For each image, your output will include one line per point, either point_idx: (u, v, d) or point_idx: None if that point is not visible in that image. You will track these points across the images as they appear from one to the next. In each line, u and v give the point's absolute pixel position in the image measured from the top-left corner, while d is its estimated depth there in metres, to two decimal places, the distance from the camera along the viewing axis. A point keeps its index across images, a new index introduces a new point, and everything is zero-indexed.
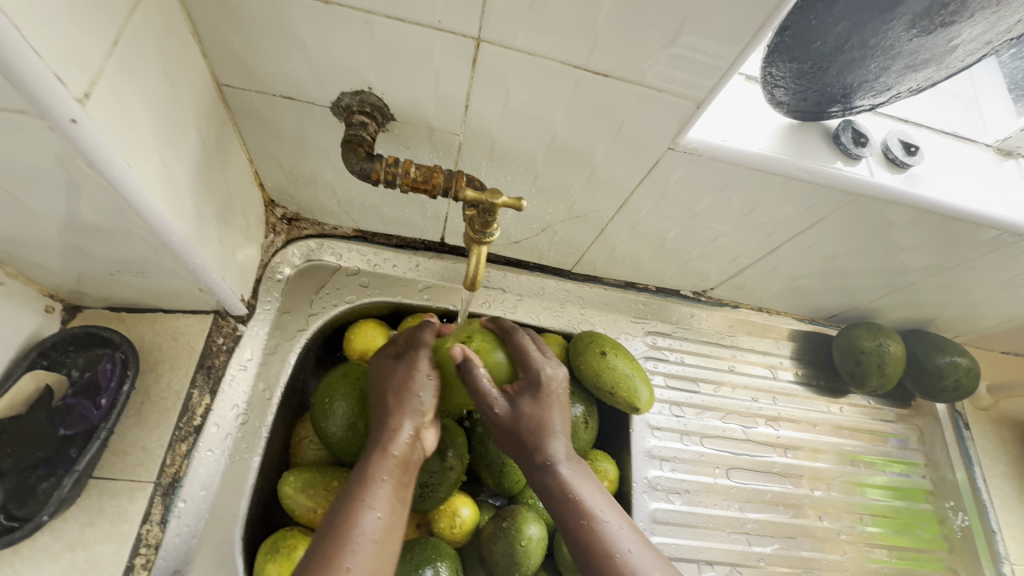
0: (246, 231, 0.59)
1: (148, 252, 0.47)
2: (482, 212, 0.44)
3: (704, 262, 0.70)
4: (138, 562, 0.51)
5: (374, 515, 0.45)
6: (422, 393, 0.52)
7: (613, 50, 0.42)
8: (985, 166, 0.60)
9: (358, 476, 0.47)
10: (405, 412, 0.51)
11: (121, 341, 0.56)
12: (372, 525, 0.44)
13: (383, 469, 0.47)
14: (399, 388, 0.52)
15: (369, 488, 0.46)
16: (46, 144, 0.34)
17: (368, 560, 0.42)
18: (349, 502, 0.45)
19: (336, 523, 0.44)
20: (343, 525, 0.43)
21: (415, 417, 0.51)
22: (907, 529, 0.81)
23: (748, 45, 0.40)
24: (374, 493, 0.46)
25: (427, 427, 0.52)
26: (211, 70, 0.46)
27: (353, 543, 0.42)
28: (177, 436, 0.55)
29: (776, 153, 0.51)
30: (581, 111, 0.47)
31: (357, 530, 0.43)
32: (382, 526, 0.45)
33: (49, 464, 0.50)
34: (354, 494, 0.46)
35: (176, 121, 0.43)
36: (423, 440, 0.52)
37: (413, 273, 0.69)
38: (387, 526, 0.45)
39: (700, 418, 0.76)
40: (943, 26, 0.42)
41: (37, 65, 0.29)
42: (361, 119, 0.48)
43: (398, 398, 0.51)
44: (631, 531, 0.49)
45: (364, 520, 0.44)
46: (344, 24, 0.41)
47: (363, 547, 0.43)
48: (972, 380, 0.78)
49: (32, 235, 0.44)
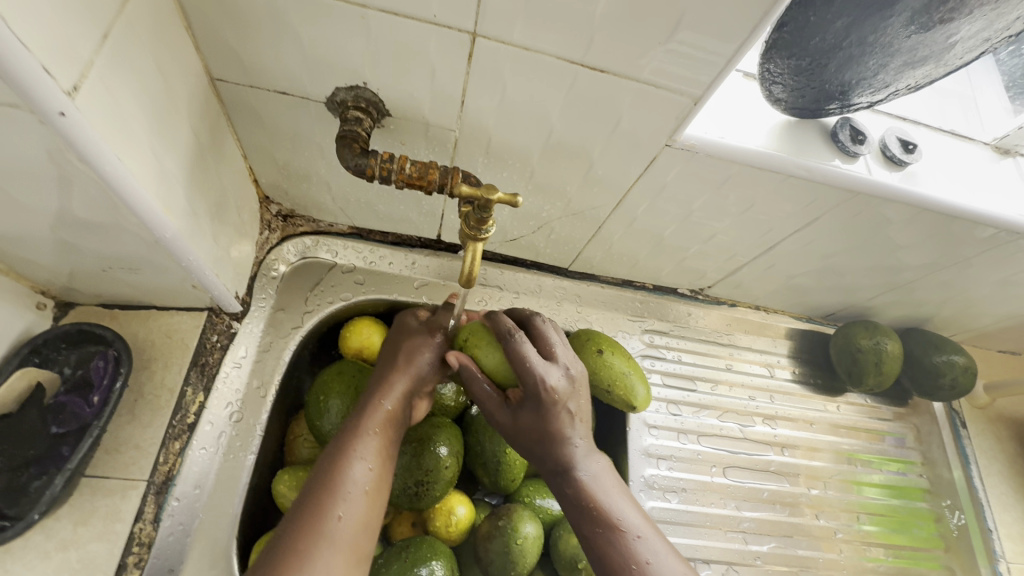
0: (240, 227, 0.59)
1: (141, 248, 0.47)
2: (477, 207, 0.43)
3: (701, 260, 0.70)
4: (131, 561, 0.50)
5: (366, 465, 0.46)
6: (426, 359, 0.54)
7: (610, 46, 0.41)
8: (982, 165, 0.60)
9: (350, 428, 0.48)
10: (402, 374, 0.52)
11: (113, 338, 0.56)
12: (363, 475, 0.45)
13: (377, 422, 0.48)
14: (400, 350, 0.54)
15: (361, 438, 0.47)
16: (35, 138, 0.33)
17: (355, 507, 0.43)
18: (340, 450, 0.46)
19: (327, 469, 0.45)
20: (334, 470, 0.44)
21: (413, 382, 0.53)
22: (904, 528, 0.81)
23: (746, 41, 0.40)
24: (365, 443, 0.47)
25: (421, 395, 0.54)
26: (204, 65, 0.46)
27: (345, 488, 0.43)
28: (170, 434, 0.55)
29: (773, 150, 0.51)
30: (578, 107, 0.47)
31: (348, 476, 0.44)
32: (372, 477, 0.46)
33: (41, 462, 0.50)
34: (345, 443, 0.47)
35: (169, 116, 0.42)
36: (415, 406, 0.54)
37: (408, 271, 0.69)
38: (376, 477, 0.46)
39: (697, 416, 0.76)
40: (941, 23, 0.42)
41: (26, 58, 0.28)
42: (356, 115, 0.48)
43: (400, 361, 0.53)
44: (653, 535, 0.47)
45: (355, 468, 0.45)
46: (338, 18, 0.41)
47: (353, 494, 0.44)
48: (968, 379, 0.78)
49: (22, 231, 0.44)
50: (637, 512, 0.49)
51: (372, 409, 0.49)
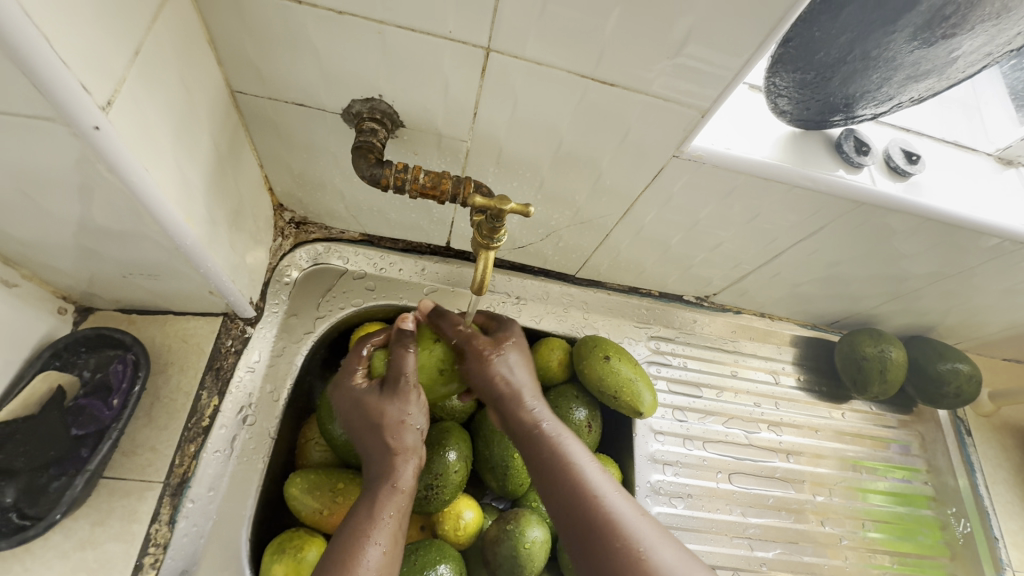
0: (255, 234, 0.60)
1: (162, 255, 0.48)
2: (490, 217, 0.44)
3: (707, 268, 0.71)
4: (147, 561, 0.51)
5: (378, 549, 0.46)
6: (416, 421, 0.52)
7: (620, 60, 0.42)
8: (986, 175, 0.60)
9: (361, 512, 0.48)
10: (398, 445, 0.52)
11: (132, 342, 0.57)
12: (374, 558, 0.45)
13: (386, 505, 0.49)
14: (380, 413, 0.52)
15: (371, 520, 0.47)
16: (69, 150, 0.35)
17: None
18: (351, 533, 0.46)
19: (339, 556, 0.44)
20: (345, 559, 0.44)
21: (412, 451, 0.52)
22: (909, 535, 0.81)
23: (752, 57, 0.41)
24: (377, 527, 0.47)
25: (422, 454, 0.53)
26: (225, 77, 0.47)
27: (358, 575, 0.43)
28: (186, 436, 0.56)
29: (779, 161, 0.52)
30: (588, 119, 0.48)
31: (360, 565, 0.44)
32: (384, 558, 0.45)
33: (61, 463, 0.51)
34: (356, 526, 0.47)
35: (191, 127, 0.44)
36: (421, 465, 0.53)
37: (418, 277, 0.70)
38: (387, 559, 0.46)
39: (702, 422, 0.77)
40: (944, 38, 0.43)
41: (65, 75, 0.30)
42: (371, 126, 0.49)
43: (392, 430, 0.51)
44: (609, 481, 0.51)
45: (366, 554, 0.45)
46: (356, 33, 0.42)
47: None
48: (973, 386, 0.78)
49: (48, 238, 0.45)
50: (608, 480, 0.51)
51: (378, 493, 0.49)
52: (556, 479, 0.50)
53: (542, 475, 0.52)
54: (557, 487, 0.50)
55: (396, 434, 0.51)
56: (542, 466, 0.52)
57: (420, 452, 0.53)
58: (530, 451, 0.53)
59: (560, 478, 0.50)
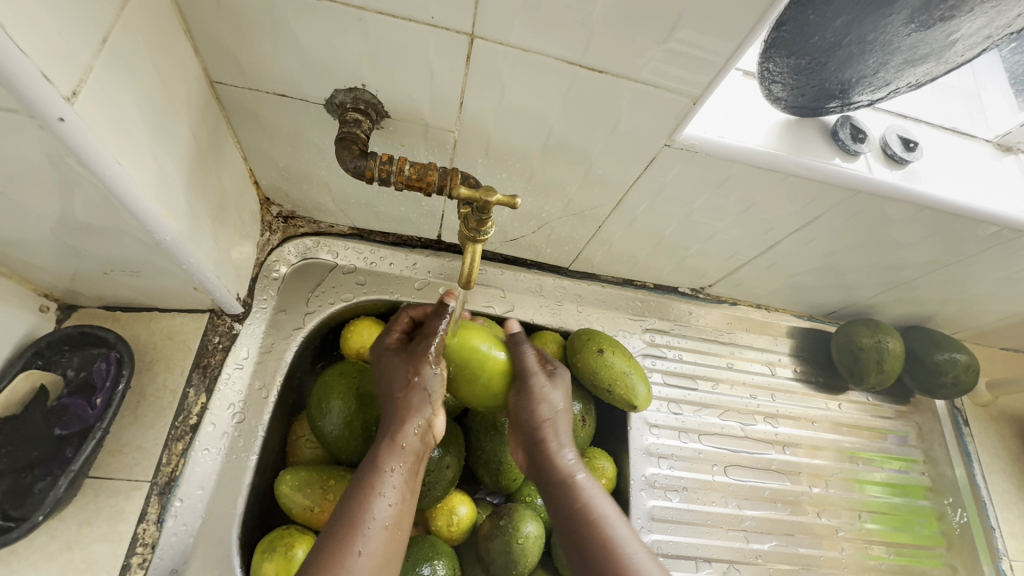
0: (241, 229, 0.59)
1: (142, 251, 0.47)
2: (476, 209, 0.43)
3: (701, 259, 0.70)
4: (135, 561, 0.51)
5: (385, 502, 0.47)
6: (433, 379, 0.53)
7: (608, 47, 0.41)
8: (984, 162, 0.59)
9: (369, 464, 0.50)
10: (413, 402, 0.52)
11: (116, 340, 0.56)
12: (384, 512, 0.47)
13: (398, 459, 0.50)
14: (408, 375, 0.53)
15: (380, 474, 0.49)
16: (35, 143, 0.34)
17: (377, 545, 0.45)
18: (362, 488, 0.48)
19: (352, 507, 0.46)
20: (356, 511, 0.46)
21: (423, 408, 0.53)
22: (906, 525, 0.80)
23: (743, 41, 0.40)
24: (384, 481, 0.49)
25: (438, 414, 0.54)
26: (204, 68, 0.46)
27: (366, 527, 0.45)
28: (173, 435, 0.56)
29: (772, 150, 0.51)
30: (576, 108, 0.47)
31: (372, 517, 0.46)
32: (394, 512, 0.48)
33: (45, 463, 0.50)
34: (364, 480, 0.48)
35: (169, 119, 0.43)
36: (435, 427, 0.54)
37: (410, 271, 0.69)
38: (395, 512, 0.48)
39: (698, 415, 0.76)
40: (942, 20, 0.42)
41: (24, 63, 0.29)
42: (354, 117, 0.48)
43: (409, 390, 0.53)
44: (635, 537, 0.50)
45: (376, 508, 0.47)
46: (336, 21, 0.41)
47: (374, 532, 0.46)
48: (971, 376, 0.78)
49: (26, 235, 0.44)
50: (634, 536, 0.50)
51: (390, 447, 0.51)
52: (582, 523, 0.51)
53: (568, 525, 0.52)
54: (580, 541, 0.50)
55: (412, 396, 0.53)
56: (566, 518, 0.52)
57: (436, 413, 0.54)
58: (558, 502, 0.54)
59: (585, 535, 0.50)
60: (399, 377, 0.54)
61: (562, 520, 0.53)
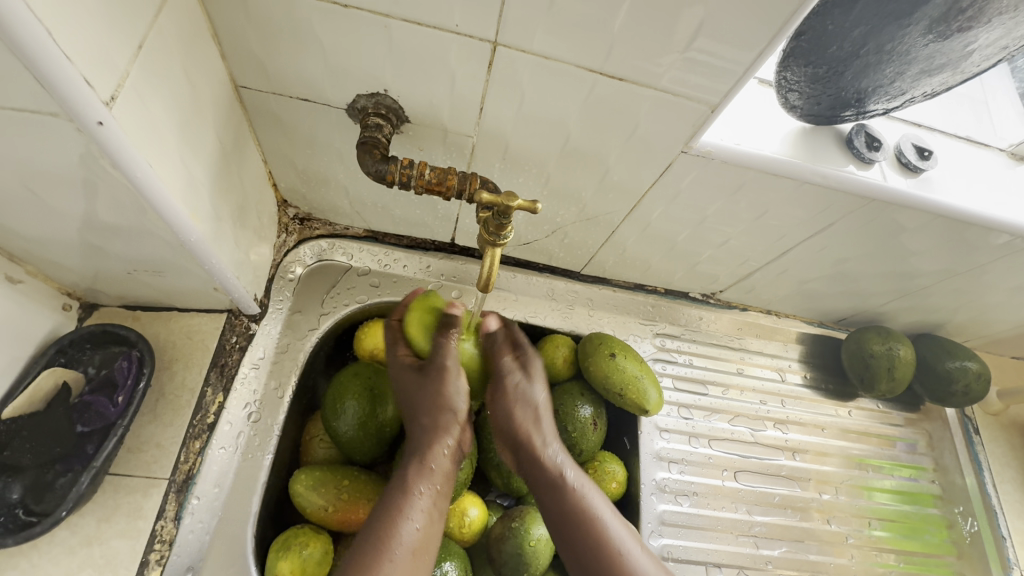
0: (260, 230, 0.60)
1: (166, 251, 0.48)
2: (497, 214, 0.44)
3: (713, 265, 0.70)
4: (153, 557, 0.51)
5: (413, 525, 0.49)
6: (456, 396, 0.57)
7: (629, 55, 0.42)
8: (999, 171, 0.59)
9: (398, 486, 0.52)
10: (440, 425, 0.55)
11: (137, 339, 0.56)
12: (414, 534, 0.49)
13: (427, 482, 0.52)
14: (431, 395, 0.56)
15: (408, 497, 0.51)
16: (70, 146, 0.34)
17: (406, 568, 0.47)
18: (393, 509, 0.50)
19: (381, 530, 0.48)
20: (385, 533, 0.48)
21: (444, 431, 0.56)
22: (915, 534, 0.80)
23: (763, 51, 0.40)
24: (413, 503, 0.50)
25: (461, 432, 0.57)
26: (229, 72, 0.47)
27: (395, 551, 0.47)
28: (191, 433, 0.56)
29: (788, 157, 0.51)
30: (595, 114, 0.48)
31: (404, 538, 0.48)
32: (422, 535, 0.49)
33: (67, 460, 0.51)
34: (393, 502, 0.50)
35: (196, 122, 0.43)
36: (460, 446, 0.57)
37: (423, 274, 0.69)
38: (425, 534, 0.50)
39: (708, 420, 0.76)
40: (960, 31, 0.42)
41: (67, 68, 0.30)
42: (376, 121, 0.48)
43: (433, 407, 0.55)
44: (629, 532, 0.55)
45: (407, 529, 0.49)
46: (361, 28, 0.42)
47: (404, 555, 0.47)
48: (982, 385, 0.78)
49: (53, 235, 0.45)
50: (629, 532, 0.55)
51: (420, 470, 0.53)
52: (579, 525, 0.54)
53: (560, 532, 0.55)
54: (577, 541, 0.54)
55: (438, 419, 0.55)
56: (557, 519, 0.55)
57: (459, 433, 0.57)
58: (551, 501, 0.56)
59: (581, 536, 0.53)
60: (424, 398, 0.56)
61: (557, 521, 0.55)
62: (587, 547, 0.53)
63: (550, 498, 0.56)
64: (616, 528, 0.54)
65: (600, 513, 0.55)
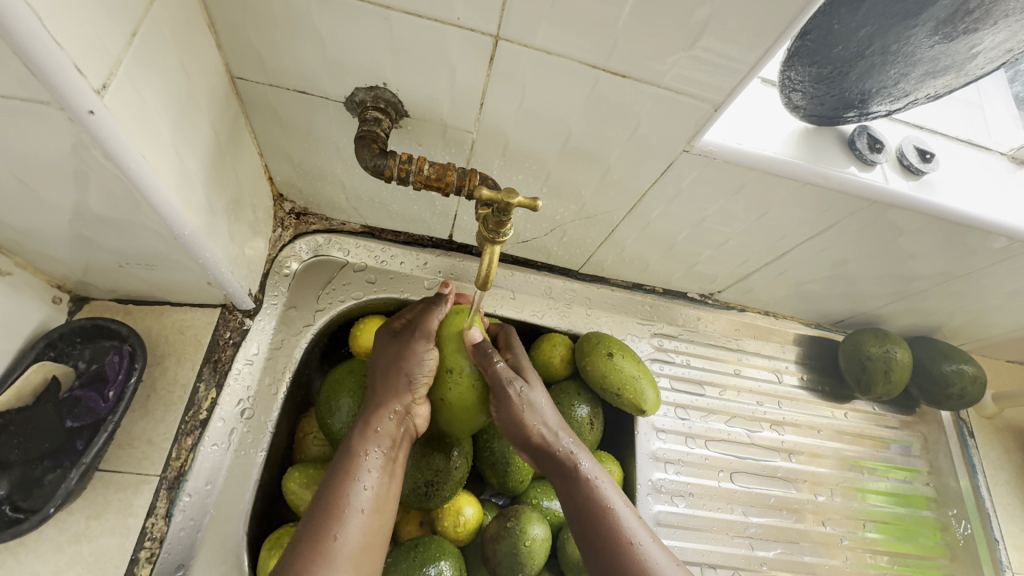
0: (255, 225, 0.59)
1: (159, 244, 0.47)
2: (497, 210, 0.43)
3: (711, 265, 0.70)
4: (143, 555, 0.50)
5: (362, 487, 0.49)
6: (422, 365, 0.54)
7: (632, 52, 0.41)
8: (1000, 175, 0.59)
9: (346, 451, 0.51)
10: (394, 391, 0.53)
11: (128, 333, 0.56)
12: (362, 496, 0.49)
13: (375, 445, 0.52)
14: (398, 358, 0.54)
15: (356, 461, 0.50)
16: (61, 136, 0.34)
17: (356, 530, 0.48)
18: (341, 474, 0.50)
19: (331, 494, 0.49)
20: (335, 496, 0.48)
21: (394, 397, 0.53)
22: (909, 536, 0.81)
23: (769, 49, 0.40)
24: (361, 467, 0.50)
25: (417, 402, 0.54)
26: (225, 63, 0.46)
27: (343, 513, 0.48)
28: (183, 429, 0.55)
29: (791, 158, 0.51)
30: (597, 112, 0.47)
31: (350, 502, 0.48)
32: (372, 495, 0.50)
33: (56, 455, 0.50)
34: (342, 465, 0.50)
35: (191, 113, 0.43)
36: (416, 414, 0.54)
37: (420, 271, 0.69)
38: (375, 495, 0.50)
39: (705, 421, 0.76)
40: (965, 33, 0.42)
41: (58, 55, 0.29)
42: (375, 115, 0.48)
43: (393, 369, 0.54)
44: (645, 528, 0.52)
45: (354, 492, 0.49)
46: (361, 19, 0.41)
47: (352, 517, 0.48)
48: (977, 388, 0.78)
49: (43, 225, 0.44)
50: (642, 523, 0.52)
51: (369, 433, 0.52)
52: (593, 514, 0.52)
53: (576, 523, 0.53)
54: (594, 536, 0.51)
55: (391, 385, 0.53)
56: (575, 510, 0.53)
57: (414, 401, 0.54)
58: (567, 490, 0.54)
59: (601, 533, 0.51)
60: (388, 367, 0.54)
61: (576, 512, 0.53)
62: (602, 543, 0.51)
63: (569, 488, 0.54)
64: (631, 522, 0.52)
65: (615, 504, 0.53)
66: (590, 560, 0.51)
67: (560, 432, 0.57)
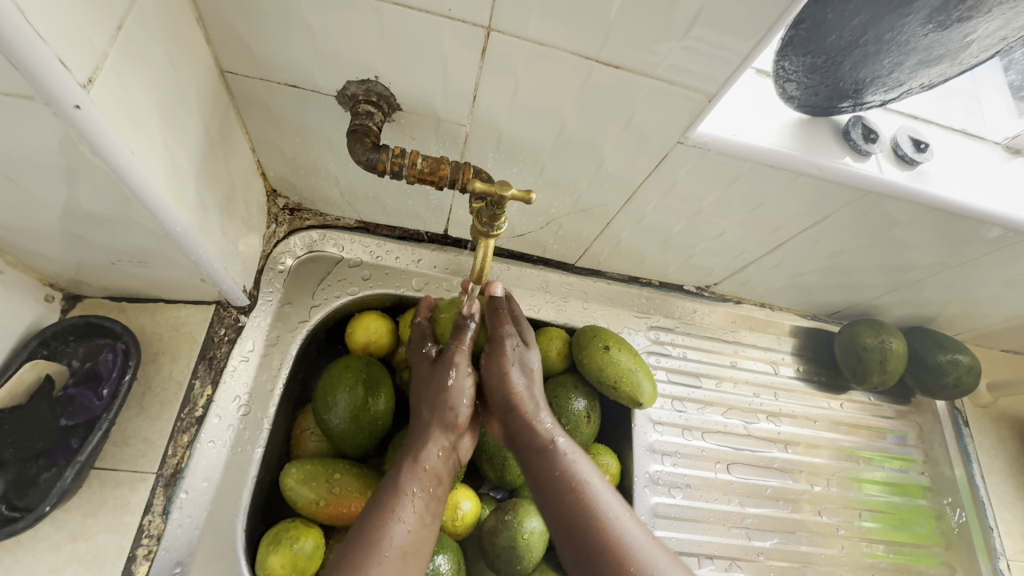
0: (248, 220, 0.59)
1: (152, 242, 0.47)
2: (490, 203, 0.43)
3: (708, 257, 0.70)
4: (140, 552, 0.50)
5: (404, 526, 0.48)
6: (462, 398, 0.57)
7: (624, 43, 0.41)
8: (993, 165, 0.59)
9: (387, 489, 0.51)
10: (434, 427, 0.55)
11: (122, 331, 0.56)
12: (401, 538, 0.48)
13: (416, 484, 0.51)
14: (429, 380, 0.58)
15: (398, 497, 0.50)
16: (47, 130, 0.33)
17: (394, 572, 0.46)
18: (380, 512, 0.49)
19: (370, 530, 0.48)
20: (375, 533, 0.47)
21: (447, 429, 0.56)
22: (905, 524, 0.81)
23: (762, 39, 0.40)
24: (404, 504, 0.50)
25: (460, 437, 0.57)
26: (215, 56, 0.46)
27: (384, 553, 0.46)
28: (179, 427, 0.55)
29: (786, 149, 0.51)
30: (589, 104, 0.47)
31: (389, 541, 0.47)
32: (411, 539, 0.48)
33: (50, 454, 0.50)
34: (383, 503, 0.50)
35: (180, 107, 0.42)
36: (457, 449, 0.57)
37: (415, 266, 0.68)
38: (416, 536, 0.49)
39: (701, 413, 0.76)
40: (960, 21, 0.42)
41: (42, 49, 0.29)
42: (367, 109, 0.47)
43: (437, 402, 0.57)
44: (619, 503, 0.52)
45: (393, 530, 0.48)
46: (351, 11, 0.41)
47: (392, 558, 0.47)
48: (972, 377, 0.78)
49: (33, 223, 0.44)
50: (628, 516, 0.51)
51: (413, 471, 0.52)
52: (565, 490, 0.52)
53: (546, 494, 0.53)
54: (565, 512, 0.51)
55: (435, 418, 0.56)
56: (546, 486, 0.53)
57: (458, 436, 0.57)
58: (537, 469, 0.54)
59: (570, 507, 0.51)
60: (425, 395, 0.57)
61: (546, 486, 0.53)
62: (574, 517, 0.50)
63: (538, 465, 0.54)
64: (603, 496, 0.52)
65: (589, 481, 0.53)
66: (562, 537, 0.51)
67: (539, 410, 0.57)
